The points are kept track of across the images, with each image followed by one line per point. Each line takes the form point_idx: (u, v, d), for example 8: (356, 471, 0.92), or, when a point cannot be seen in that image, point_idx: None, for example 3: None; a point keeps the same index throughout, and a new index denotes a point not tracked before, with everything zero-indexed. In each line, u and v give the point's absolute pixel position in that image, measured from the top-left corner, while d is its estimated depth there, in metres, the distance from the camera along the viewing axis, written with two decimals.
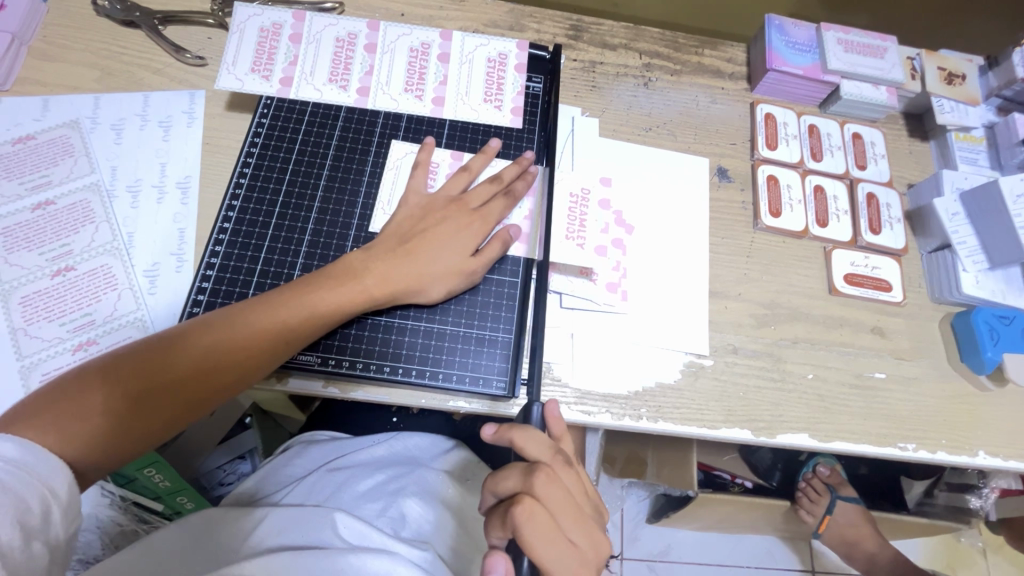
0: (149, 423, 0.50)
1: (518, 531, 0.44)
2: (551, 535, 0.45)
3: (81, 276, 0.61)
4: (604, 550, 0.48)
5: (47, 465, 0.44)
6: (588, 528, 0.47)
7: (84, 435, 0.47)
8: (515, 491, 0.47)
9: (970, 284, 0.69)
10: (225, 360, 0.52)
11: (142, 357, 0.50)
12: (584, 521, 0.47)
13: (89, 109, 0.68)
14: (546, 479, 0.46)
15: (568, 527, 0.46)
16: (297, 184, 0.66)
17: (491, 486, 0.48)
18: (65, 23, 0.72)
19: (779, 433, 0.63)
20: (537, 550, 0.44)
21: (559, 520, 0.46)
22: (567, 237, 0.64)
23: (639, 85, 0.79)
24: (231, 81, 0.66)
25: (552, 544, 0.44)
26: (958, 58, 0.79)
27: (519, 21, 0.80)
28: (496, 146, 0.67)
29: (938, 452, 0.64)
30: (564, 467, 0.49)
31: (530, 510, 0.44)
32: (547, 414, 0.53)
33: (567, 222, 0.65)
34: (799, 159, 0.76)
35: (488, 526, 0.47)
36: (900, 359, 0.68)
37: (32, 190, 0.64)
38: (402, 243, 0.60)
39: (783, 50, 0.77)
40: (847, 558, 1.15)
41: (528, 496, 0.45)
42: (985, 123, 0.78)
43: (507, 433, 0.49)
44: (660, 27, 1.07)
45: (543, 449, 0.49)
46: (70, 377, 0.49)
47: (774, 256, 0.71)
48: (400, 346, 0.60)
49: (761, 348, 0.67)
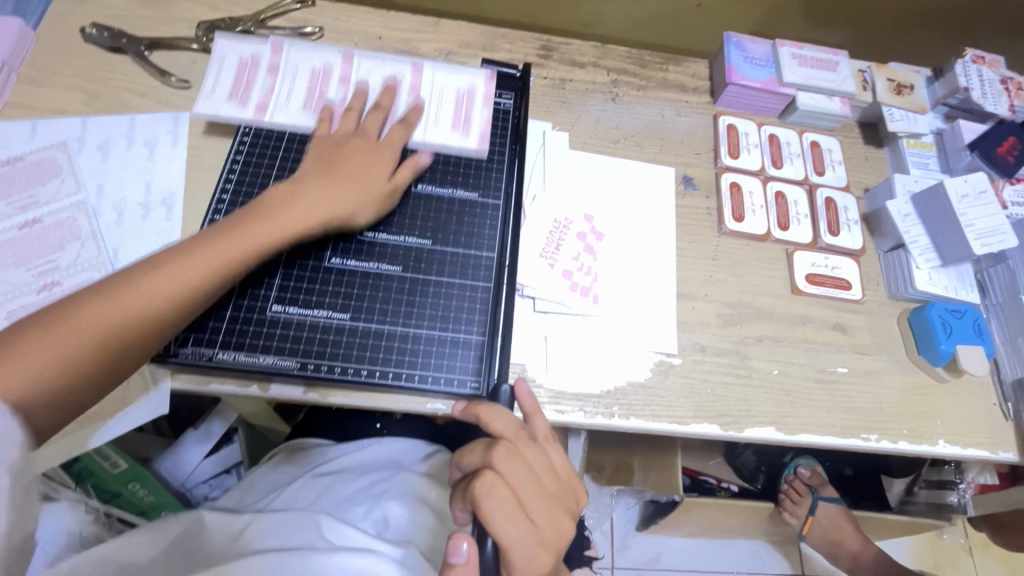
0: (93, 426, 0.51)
1: (478, 503, 0.46)
2: (511, 510, 0.46)
3: (67, 291, 0.63)
4: (568, 534, 0.49)
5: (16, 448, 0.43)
6: (551, 508, 0.48)
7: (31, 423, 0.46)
8: (477, 464, 0.49)
9: (922, 280, 0.73)
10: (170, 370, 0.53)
11: (96, 352, 0.49)
12: (546, 501, 0.48)
13: (75, 132, 0.71)
14: (506, 455, 0.48)
15: (529, 505, 0.47)
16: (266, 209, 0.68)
17: (457, 459, 0.51)
18: (54, 51, 0.75)
19: (746, 427, 0.65)
20: (494, 524, 0.46)
21: (520, 498, 0.47)
22: (537, 256, 0.69)
23: (607, 100, 0.82)
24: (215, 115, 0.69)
25: (510, 519, 0.46)
26: (906, 70, 0.84)
27: (492, 42, 0.85)
28: (426, 159, 0.68)
29: (900, 441, 0.67)
30: (528, 443, 0.51)
31: (490, 484, 0.46)
32: (517, 391, 0.56)
33: (542, 244, 0.70)
34: (760, 166, 0.80)
35: (453, 501, 0.50)
36: (861, 353, 0.71)
37: (19, 209, 0.66)
38: (322, 265, 0.58)
39: (741, 65, 0.81)
40: (831, 559, 1.17)
41: (489, 470, 0.48)
42: (933, 130, 0.82)
43: (474, 409, 0.52)
44: (631, 45, 1.11)
45: (509, 425, 0.51)
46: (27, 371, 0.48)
47: (739, 258, 0.75)
48: (377, 350, 0.62)
49: (728, 346, 0.69)
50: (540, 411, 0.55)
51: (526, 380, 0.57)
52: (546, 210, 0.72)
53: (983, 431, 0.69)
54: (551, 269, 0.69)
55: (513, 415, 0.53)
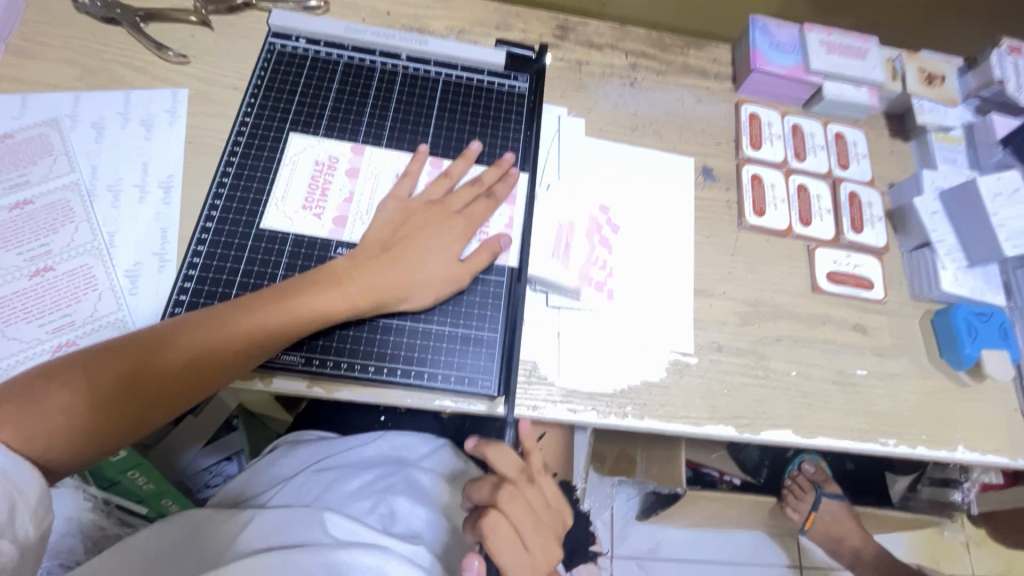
0: (135, 415, 0.50)
1: (483, 541, 0.47)
2: (512, 545, 0.47)
3: (60, 277, 0.60)
4: (559, 559, 0.51)
5: (20, 470, 0.45)
6: (548, 539, 0.50)
7: (39, 451, 0.47)
8: (483, 501, 0.49)
9: (948, 281, 0.70)
10: (214, 354, 0.52)
11: (106, 372, 0.49)
12: (544, 533, 0.50)
13: (68, 108, 0.67)
14: (511, 496, 0.48)
15: (530, 539, 0.48)
16: (328, 207, 0.64)
17: (465, 491, 0.51)
18: (44, 20, 0.71)
19: (762, 429, 0.64)
20: (499, 558, 0.47)
21: (522, 532, 0.48)
22: (551, 257, 0.65)
23: (625, 85, 0.79)
24: (303, 147, 0.67)
25: (512, 553, 0.47)
26: (937, 59, 0.81)
27: (506, 21, 0.81)
28: (510, 160, 0.67)
29: (918, 447, 0.65)
30: (530, 480, 0.51)
31: (495, 523, 0.47)
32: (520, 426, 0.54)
33: (552, 244, 0.66)
34: (783, 158, 0.77)
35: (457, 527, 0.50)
36: (880, 355, 0.69)
37: (9, 189, 0.63)
38: (385, 249, 0.59)
39: (767, 51, 0.77)
40: (833, 554, 1.17)
41: (495, 509, 0.48)
42: (963, 123, 0.79)
43: (483, 447, 0.50)
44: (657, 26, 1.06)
45: (513, 462, 0.51)
46: (53, 365, 0.49)
47: (758, 254, 0.72)
48: (385, 345, 0.60)
49: (745, 346, 0.67)
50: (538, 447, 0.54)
51: (529, 413, 0.53)
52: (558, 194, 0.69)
53: (1003, 438, 0.67)
54: (563, 265, 0.65)
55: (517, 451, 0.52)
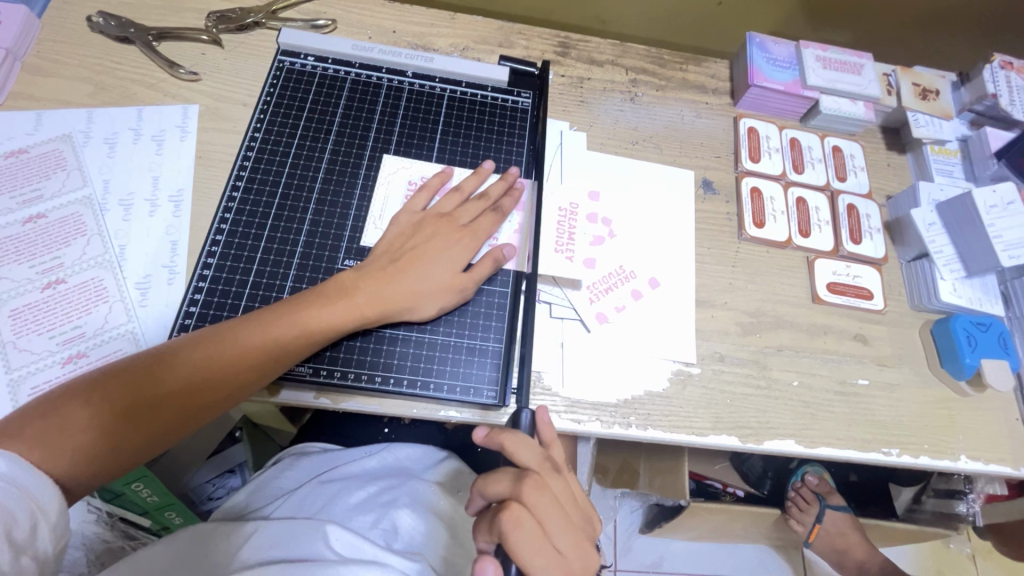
0: (155, 432, 0.51)
1: (504, 535, 0.45)
2: (538, 540, 0.45)
3: (72, 289, 0.61)
4: (593, 564, 0.47)
5: (42, 486, 0.45)
6: (577, 537, 0.47)
7: (61, 470, 0.47)
8: (503, 495, 0.48)
9: (947, 291, 0.71)
10: (231, 368, 0.53)
11: (123, 388, 0.50)
12: (572, 531, 0.47)
13: (81, 124, 0.69)
14: (533, 486, 0.47)
15: (556, 535, 0.46)
16: (348, 217, 0.66)
17: (480, 488, 0.50)
18: (59, 39, 0.73)
19: (765, 439, 0.64)
20: (523, 555, 0.44)
21: (547, 527, 0.46)
22: (556, 250, 0.67)
23: (626, 100, 0.81)
24: (323, 158, 0.69)
25: (537, 548, 0.44)
26: (931, 75, 0.83)
27: (509, 38, 0.83)
28: (515, 173, 0.69)
29: (921, 456, 0.66)
30: (552, 475, 0.50)
31: (517, 515, 0.45)
32: (536, 419, 0.55)
33: (556, 235, 0.68)
34: (782, 171, 0.78)
35: (477, 530, 0.49)
36: (882, 365, 0.70)
37: (23, 204, 0.64)
38: (393, 260, 0.60)
39: (764, 67, 0.79)
40: (838, 567, 1.16)
41: (516, 501, 0.46)
42: (958, 137, 0.81)
43: (498, 436, 0.50)
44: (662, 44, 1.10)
45: (533, 455, 0.50)
46: (73, 385, 0.50)
47: (758, 265, 0.73)
48: (392, 356, 0.60)
49: (747, 356, 0.68)
50: (558, 442, 0.54)
51: (545, 411, 0.57)
52: (561, 194, 0.71)
53: (1005, 447, 0.67)
54: (592, 270, 0.68)
55: (536, 444, 0.51)
